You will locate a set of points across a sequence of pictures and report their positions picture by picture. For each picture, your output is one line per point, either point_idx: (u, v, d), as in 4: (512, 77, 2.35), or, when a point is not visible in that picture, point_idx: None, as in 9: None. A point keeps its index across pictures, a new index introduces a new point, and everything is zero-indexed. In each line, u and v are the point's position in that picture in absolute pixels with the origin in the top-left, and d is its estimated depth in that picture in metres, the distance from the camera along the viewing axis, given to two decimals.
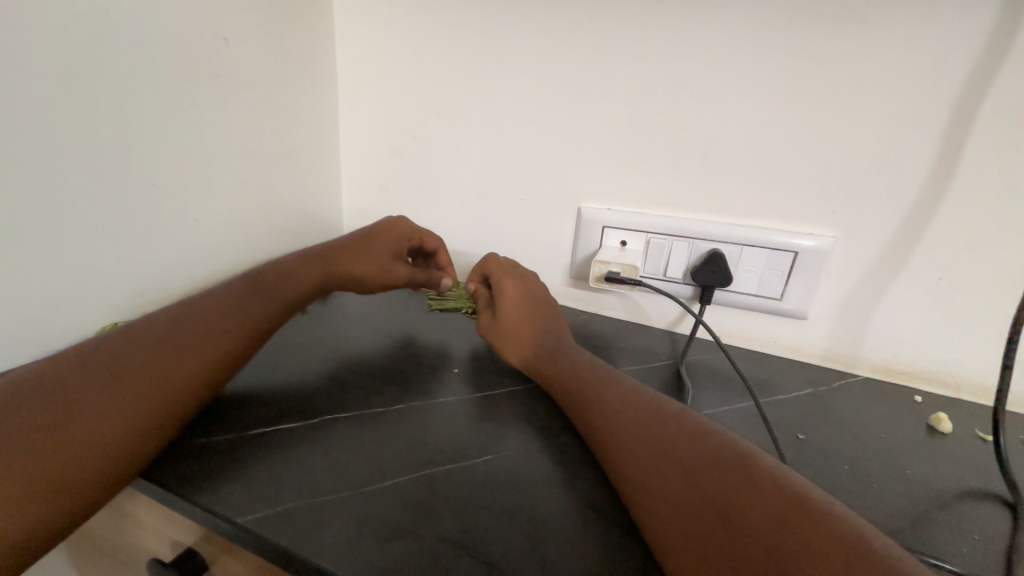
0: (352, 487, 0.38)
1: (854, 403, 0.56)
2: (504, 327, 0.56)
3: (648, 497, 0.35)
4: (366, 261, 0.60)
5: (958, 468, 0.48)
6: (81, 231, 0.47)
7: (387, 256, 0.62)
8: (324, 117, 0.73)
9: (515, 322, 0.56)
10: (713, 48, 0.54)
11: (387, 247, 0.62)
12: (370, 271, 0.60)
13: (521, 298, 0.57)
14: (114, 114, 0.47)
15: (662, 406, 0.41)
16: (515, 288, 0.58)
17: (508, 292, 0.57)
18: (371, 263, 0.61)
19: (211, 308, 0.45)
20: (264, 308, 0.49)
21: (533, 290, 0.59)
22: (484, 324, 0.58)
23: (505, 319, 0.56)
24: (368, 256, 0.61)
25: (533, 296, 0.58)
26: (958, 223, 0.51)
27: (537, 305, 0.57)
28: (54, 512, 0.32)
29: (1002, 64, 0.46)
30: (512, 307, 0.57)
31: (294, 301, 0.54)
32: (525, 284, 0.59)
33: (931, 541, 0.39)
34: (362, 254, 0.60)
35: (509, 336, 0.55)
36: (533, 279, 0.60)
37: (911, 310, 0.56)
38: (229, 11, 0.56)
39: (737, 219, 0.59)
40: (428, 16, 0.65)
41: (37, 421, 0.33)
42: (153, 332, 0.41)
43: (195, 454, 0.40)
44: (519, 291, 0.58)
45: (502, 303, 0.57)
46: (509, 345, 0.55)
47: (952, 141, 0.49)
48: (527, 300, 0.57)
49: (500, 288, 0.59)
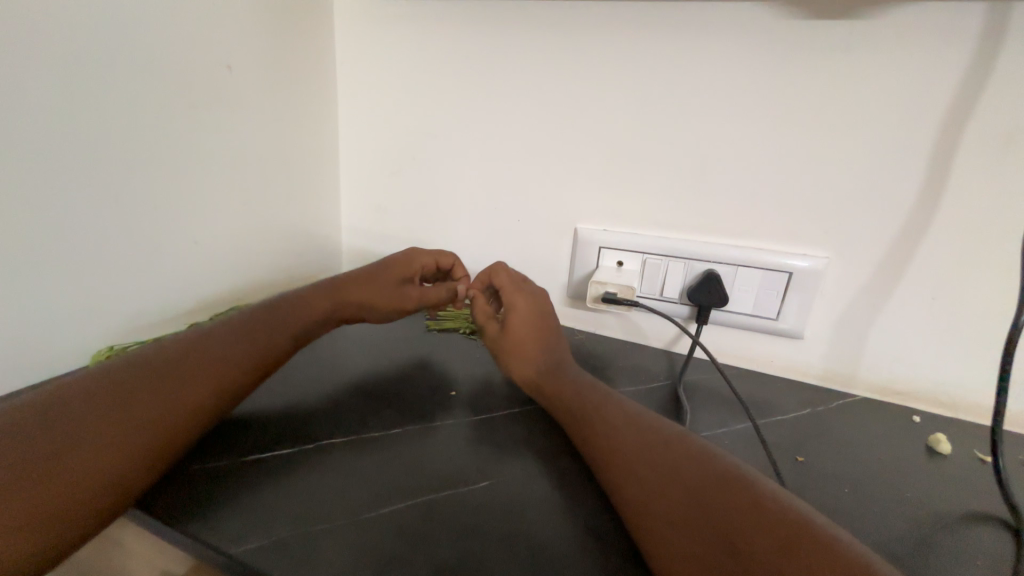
0: (348, 515, 0.37)
1: (852, 424, 0.56)
2: (512, 341, 0.55)
3: (650, 521, 0.35)
4: (375, 289, 0.60)
5: (958, 490, 0.47)
6: (80, 252, 0.47)
7: (395, 282, 0.62)
8: (323, 139, 0.74)
9: (522, 337, 0.55)
10: (708, 72, 0.55)
11: (396, 273, 0.63)
12: (377, 299, 0.60)
13: (530, 312, 0.57)
14: (115, 136, 0.47)
15: (665, 430, 0.41)
16: (525, 302, 0.58)
17: (518, 304, 0.58)
18: (379, 291, 0.60)
19: (221, 336, 0.45)
20: (269, 337, 0.48)
21: (541, 306, 0.58)
22: (489, 334, 0.58)
23: (512, 333, 0.56)
24: (377, 284, 0.61)
25: (542, 312, 0.57)
26: (948, 243, 0.52)
27: (545, 322, 0.57)
28: (47, 539, 0.31)
29: (984, 91, 0.47)
30: (521, 322, 0.56)
31: (308, 335, 0.54)
32: (534, 300, 0.58)
33: (933, 566, 0.38)
34: (374, 283, 0.60)
35: (516, 350, 0.55)
36: (543, 295, 0.60)
37: (904, 329, 0.56)
38: (232, 38, 0.57)
39: (731, 240, 0.60)
40: (427, 41, 0.66)
41: (24, 451, 0.32)
42: (162, 357, 0.41)
43: (188, 483, 0.39)
44: (529, 307, 0.57)
45: (511, 316, 0.57)
46: (516, 361, 0.54)
47: (940, 163, 0.50)
48: (536, 315, 0.57)
49: (510, 302, 0.58)
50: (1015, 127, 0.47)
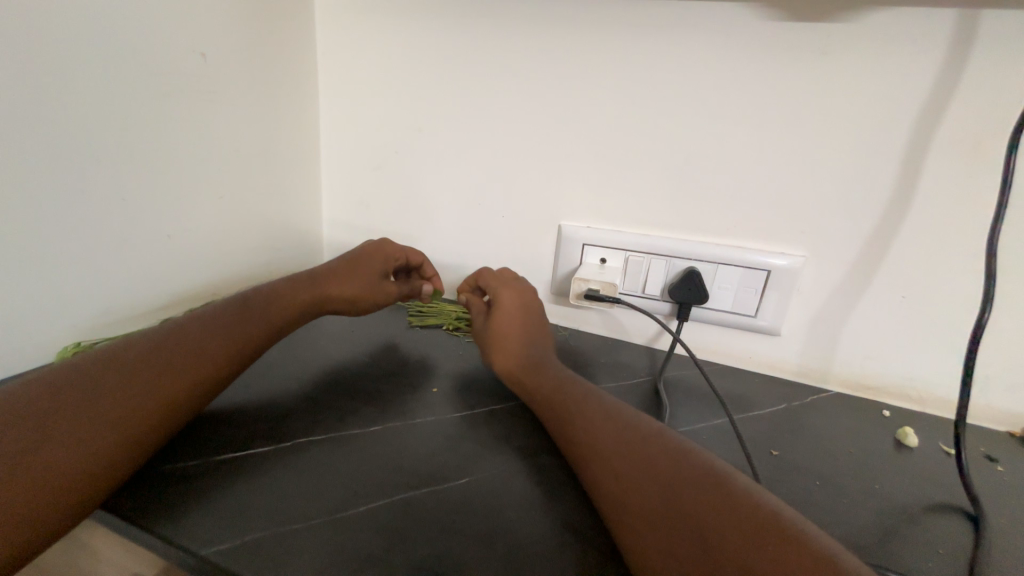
0: (324, 514, 0.37)
1: (825, 419, 0.58)
2: (495, 334, 0.57)
3: (625, 515, 0.35)
4: (363, 286, 0.60)
5: (924, 482, 0.49)
6: (46, 246, 0.45)
7: (376, 273, 0.62)
8: (303, 131, 0.72)
9: (506, 329, 0.57)
10: (691, 72, 0.56)
11: (375, 265, 0.62)
12: (366, 292, 0.60)
13: (515, 307, 0.59)
14: (83, 124, 0.45)
15: (643, 425, 0.42)
16: (510, 298, 0.60)
17: (503, 301, 0.59)
18: (365, 283, 0.60)
19: (197, 330, 0.45)
20: (245, 332, 0.48)
21: (527, 301, 0.60)
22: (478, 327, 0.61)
23: (497, 328, 0.57)
24: (359, 275, 0.60)
25: (527, 307, 0.59)
26: (919, 244, 0.53)
27: (530, 316, 0.58)
28: (29, 530, 0.30)
29: (956, 96, 0.48)
30: (504, 316, 0.58)
31: (286, 328, 0.53)
32: (521, 295, 0.60)
33: (898, 556, 0.40)
34: (358, 279, 0.60)
35: (500, 343, 0.56)
36: (532, 291, 0.61)
37: (877, 326, 0.58)
38: (207, 24, 0.55)
39: (712, 238, 0.61)
40: (410, 33, 0.65)
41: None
42: (137, 351, 0.40)
43: (159, 483, 0.38)
44: (513, 301, 0.59)
45: (496, 311, 0.59)
46: (497, 352, 0.55)
47: (913, 166, 0.51)
48: (519, 310, 0.58)
49: (497, 296, 0.61)
50: (984, 132, 0.48)
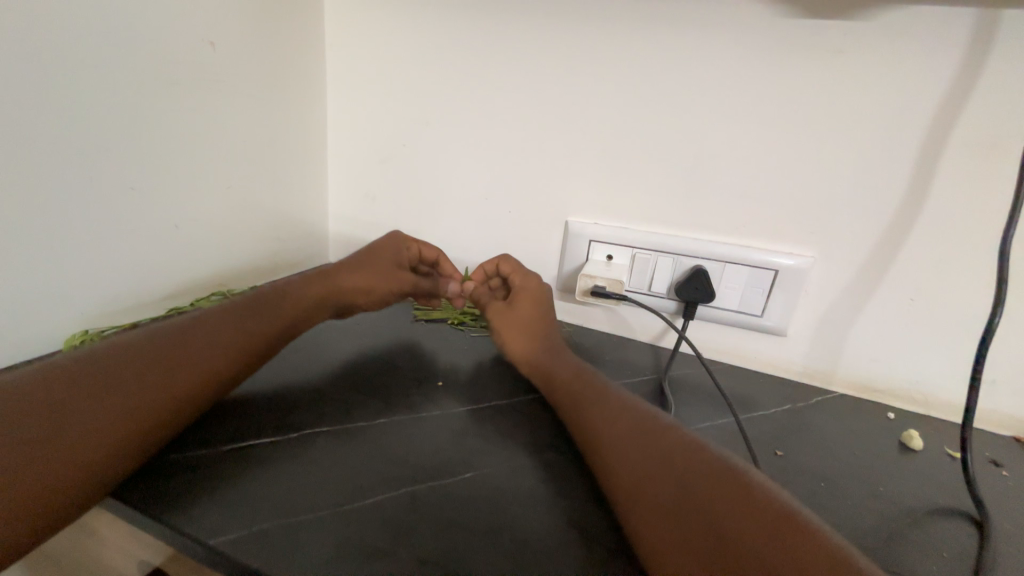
0: (332, 506, 0.37)
1: (831, 420, 0.58)
2: (517, 324, 0.56)
3: (638, 509, 0.35)
4: (398, 277, 0.61)
5: (928, 485, 0.49)
6: (55, 234, 0.45)
7: (392, 264, 0.62)
8: (311, 122, 0.72)
9: (526, 322, 0.56)
10: (704, 68, 0.55)
11: (393, 258, 0.63)
12: (410, 285, 0.63)
13: (534, 302, 0.57)
14: (96, 112, 0.46)
15: (656, 421, 0.41)
16: (536, 295, 0.58)
17: (528, 292, 0.58)
18: (383, 273, 0.60)
19: (215, 323, 0.45)
20: (261, 324, 0.48)
21: (543, 297, 0.58)
22: (495, 311, 0.58)
23: (518, 318, 0.56)
24: (378, 266, 0.61)
25: (546, 303, 0.58)
26: (928, 245, 0.53)
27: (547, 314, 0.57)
28: (42, 511, 0.31)
29: (972, 97, 0.48)
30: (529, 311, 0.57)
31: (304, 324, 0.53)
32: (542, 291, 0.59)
33: (902, 559, 0.39)
34: (392, 271, 0.61)
35: (520, 333, 0.55)
36: (550, 289, 0.60)
37: (884, 328, 0.58)
38: (220, 16, 0.55)
39: (721, 237, 0.60)
40: (421, 26, 0.65)
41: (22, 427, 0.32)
42: (154, 341, 0.41)
43: (167, 472, 0.39)
44: (536, 296, 0.58)
45: (522, 304, 0.58)
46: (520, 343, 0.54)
47: (926, 166, 0.51)
48: (542, 307, 0.57)
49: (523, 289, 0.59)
50: (997, 135, 0.48)
